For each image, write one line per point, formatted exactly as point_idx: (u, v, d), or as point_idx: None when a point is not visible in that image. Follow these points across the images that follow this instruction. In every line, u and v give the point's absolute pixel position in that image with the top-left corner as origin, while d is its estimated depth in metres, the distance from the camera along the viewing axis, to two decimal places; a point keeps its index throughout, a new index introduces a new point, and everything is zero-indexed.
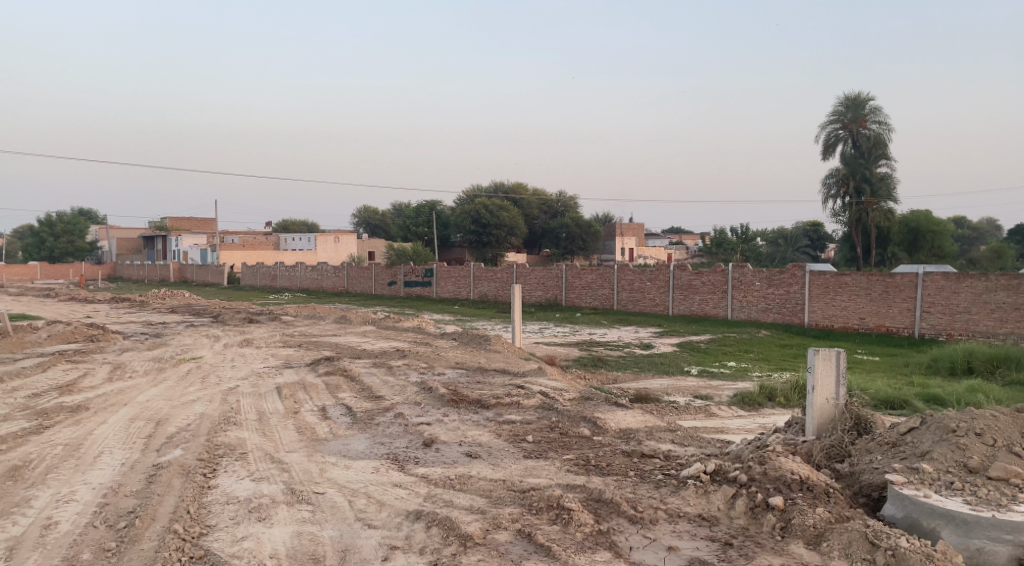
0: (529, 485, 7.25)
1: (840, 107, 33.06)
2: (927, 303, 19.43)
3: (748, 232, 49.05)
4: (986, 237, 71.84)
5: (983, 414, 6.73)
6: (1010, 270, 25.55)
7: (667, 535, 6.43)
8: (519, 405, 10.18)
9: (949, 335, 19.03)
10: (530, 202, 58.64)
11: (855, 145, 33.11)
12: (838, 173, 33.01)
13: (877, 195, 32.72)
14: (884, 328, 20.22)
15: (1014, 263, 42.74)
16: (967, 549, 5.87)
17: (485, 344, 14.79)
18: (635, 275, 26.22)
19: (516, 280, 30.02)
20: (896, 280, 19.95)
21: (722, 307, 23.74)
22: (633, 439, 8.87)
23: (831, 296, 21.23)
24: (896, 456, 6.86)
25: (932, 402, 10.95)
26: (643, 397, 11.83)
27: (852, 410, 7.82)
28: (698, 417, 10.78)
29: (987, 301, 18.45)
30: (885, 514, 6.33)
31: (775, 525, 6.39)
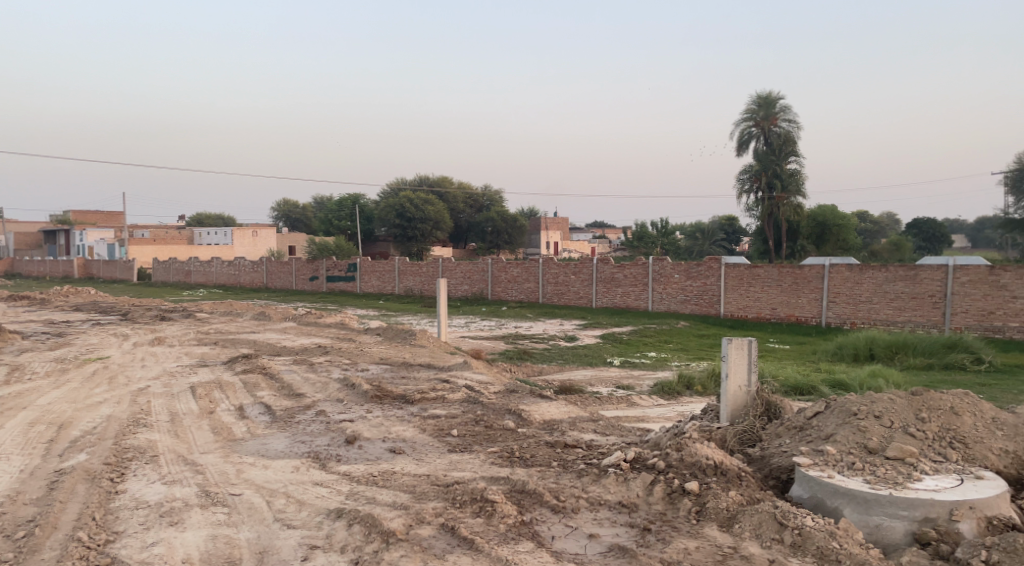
0: (453, 480, 7.32)
1: (752, 105, 34.05)
2: (832, 293, 20.26)
3: (668, 226, 50.19)
4: (888, 230, 75.25)
5: (881, 397, 7.16)
6: (908, 262, 26.95)
7: (588, 523, 6.60)
8: (443, 399, 10.24)
9: (853, 323, 19.93)
10: (456, 196, 58.46)
11: (766, 142, 34.12)
12: (751, 169, 33.97)
13: (788, 190, 33.73)
14: (794, 318, 20.98)
15: (913, 256, 45.00)
16: (867, 526, 6.18)
17: (410, 339, 14.76)
18: (559, 268, 26.53)
19: (442, 274, 30.01)
20: (805, 271, 20.74)
21: (644, 300, 24.25)
22: (556, 430, 9.03)
23: (746, 288, 21.89)
24: (803, 440, 7.22)
25: (837, 387, 11.47)
26: (568, 388, 12.03)
27: (762, 396, 8.15)
28: (621, 406, 11.04)
29: (887, 290, 19.39)
30: (793, 495, 6.65)
31: (690, 509, 6.64)
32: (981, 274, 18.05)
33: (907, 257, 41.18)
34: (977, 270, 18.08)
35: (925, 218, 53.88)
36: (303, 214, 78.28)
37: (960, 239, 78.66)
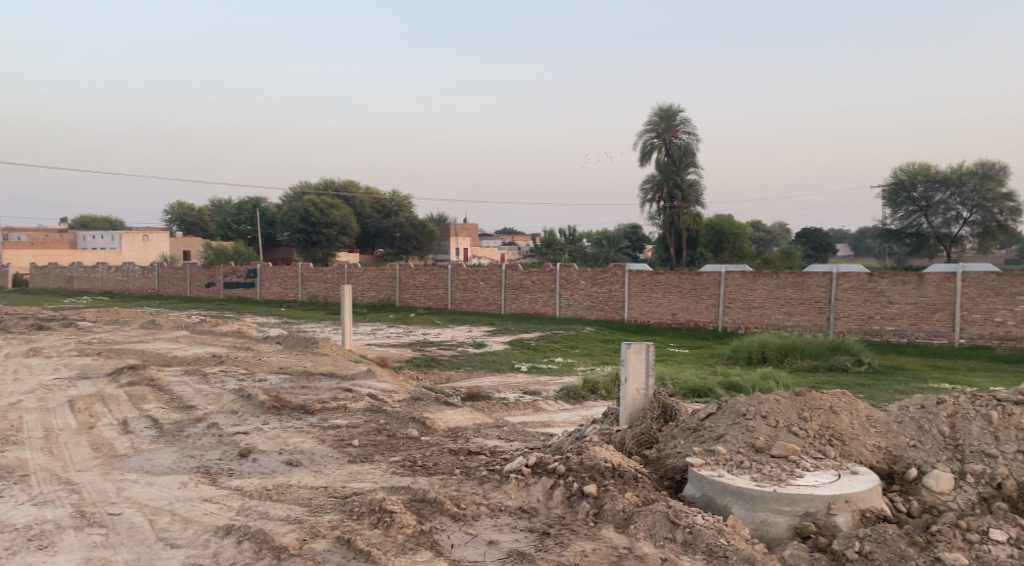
0: (351, 491, 7.22)
1: (654, 117, 34.88)
2: (728, 299, 20.99)
3: (575, 234, 51.09)
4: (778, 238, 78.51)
5: (767, 398, 7.50)
6: (795, 270, 28.35)
7: (488, 530, 6.62)
8: (345, 409, 10.10)
9: (747, 328, 20.68)
10: (363, 201, 57.74)
11: (668, 154, 35.00)
12: (653, 179, 34.79)
13: (688, 200, 34.77)
14: (692, 323, 21.57)
15: (801, 264, 47.30)
16: (754, 522, 6.41)
17: (312, 347, 14.49)
18: (468, 275, 26.54)
19: (348, 280, 29.63)
20: (703, 278, 21.39)
21: (551, 306, 24.50)
22: (460, 437, 9.03)
23: (648, 294, 22.39)
24: (696, 440, 7.45)
25: (732, 389, 11.85)
26: (475, 395, 12.03)
27: (659, 399, 8.33)
28: (527, 412, 11.10)
29: (778, 296, 20.28)
30: (687, 495, 6.85)
31: (588, 512, 6.72)
32: (862, 281, 19.12)
33: (795, 265, 43.29)
34: (857, 277, 19.18)
35: (813, 228, 56.22)
36: (199, 218, 75.93)
37: (843, 249, 82.51)
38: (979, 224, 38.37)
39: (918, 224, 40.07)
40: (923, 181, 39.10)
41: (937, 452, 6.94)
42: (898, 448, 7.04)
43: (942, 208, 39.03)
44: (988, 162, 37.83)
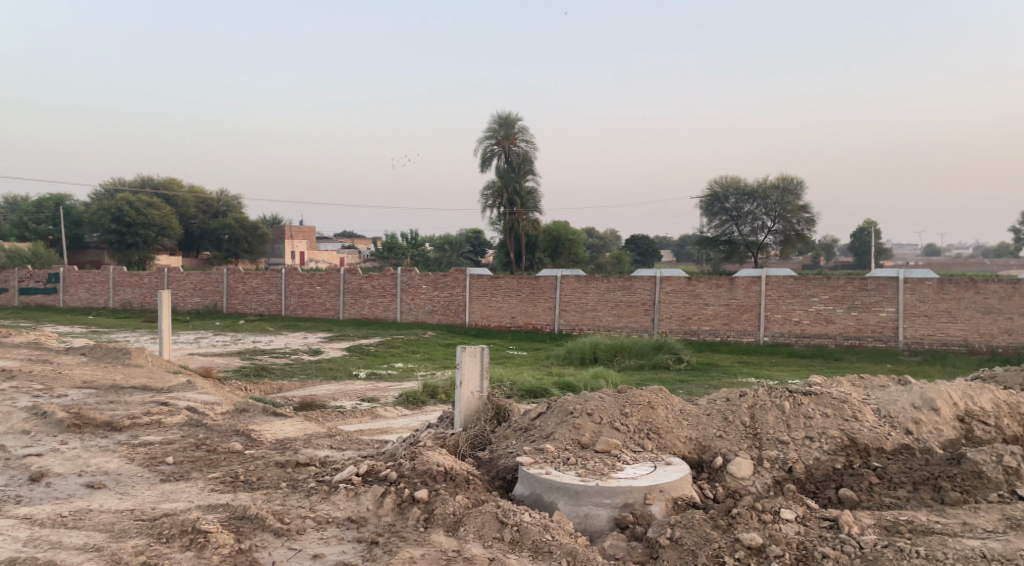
0: (161, 513, 6.72)
1: (492, 124, 35.18)
2: (564, 302, 21.47)
3: (417, 238, 50.48)
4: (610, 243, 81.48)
5: (592, 397, 7.79)
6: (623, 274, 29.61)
7: (313, 543, 6.33)
8: (159, 424, 9.44)
9: (581, 330, 21.23)
10: (185, 199, 54.19)
11: (507, 161, 35.41)
12: (493, 185, 35.10)
13: (526, 207, 35.30)
14: (531, 326, 21.90)
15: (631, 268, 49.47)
16: (577, 516, 6.52)
17: (124, 358, 13.49)
18: (303, 279, 25.72)
19: (168, 285, 28.00)
20: (541, 282, 21.77)
21: (392, 310, 24.17)
22: (288, 449, 8.63)
23: (488, 298, 22.52)
24: (526, 440, 7.50)
25: (565, 389, 12.05)
26: (308, 404, 11.59)
27: (493, 401, 8.30)
28: (364, 419, 10.81)
29: (608, 299, 20.96)
30: (516, 494, 6.86)
31: (419, 517, 6.57)
32: (681, 283, 20.20)
33: (625, 269, 45.32)
34: (679, 281, 20.22)
35: (641, 235, 58.73)
36: None
37: (666, 256, 86.63)
38: (781, 233, 41.49)
39: (730, 233, 42.66)
40: (734, 194, 41.77)
41: (739, 441, 7.65)
42: (706, 438, 7.65)
43: (750, 218, 41.94)
44: (788, 177, 41.03)
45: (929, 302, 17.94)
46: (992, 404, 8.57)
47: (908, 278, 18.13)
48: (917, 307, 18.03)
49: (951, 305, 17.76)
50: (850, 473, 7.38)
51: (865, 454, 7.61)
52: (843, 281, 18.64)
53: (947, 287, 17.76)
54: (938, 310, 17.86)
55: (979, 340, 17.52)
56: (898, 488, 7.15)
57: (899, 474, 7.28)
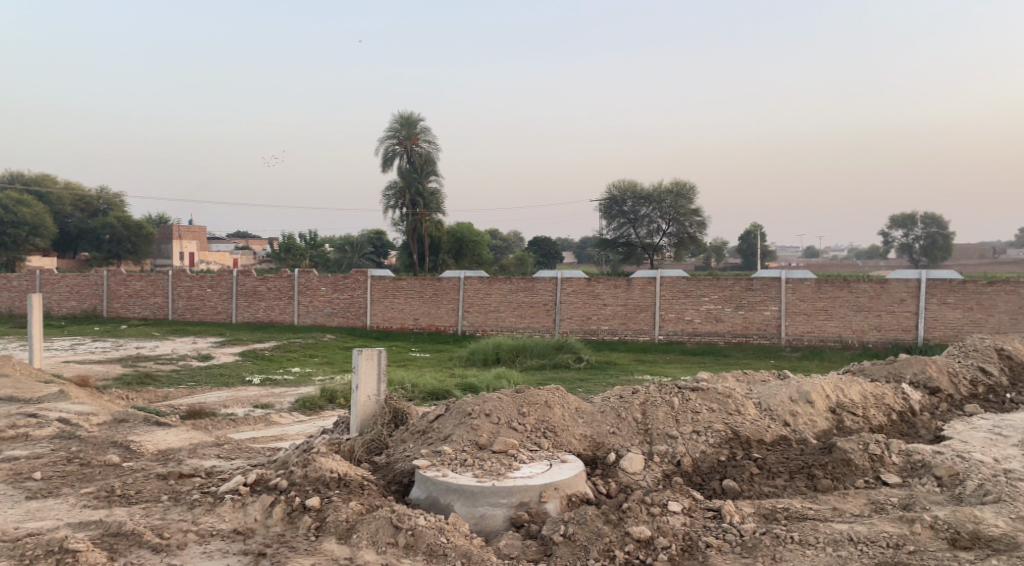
0: (26, 533, 6.42)
1: (394, 124, 34.86)
2: (467, 303, 21.52)
3: (316, 238, 49.47)
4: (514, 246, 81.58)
5: (491, 397, 7.86)
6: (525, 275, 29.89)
7: (196, 558, 6.17)
8: (27, 438, 8.99)
9: (484, 331, 21.33)
10: (60, 198, 52.69)
11: (409, 161, 35.15)
12: (395, 185, 34.74)
13: (429, 208, 35.15)
14: (434, 327, 21.86)
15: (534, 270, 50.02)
16: (473, 517, 6.58)
17: None
18: (192, 282, 24.90)
19: (41, 289, 26.68)
20: (444, 283, 21.76)
21: (289, 313, 23.69)
22: (171, 460, 8.37)
23: (390, 299, 22.34)
24: (424, 443, 7.51)
25: (468, 390, 12.08)
26: (197, 412, 11.25)
27: (390, 404, 8.25)
28: (256, 427, 10.57)
29: (511, 301, 21.13)
30: (412, 498, 6.87)
31: (310, 526, 6.49)
32: (581, 284, 20.55)
33: (528, 271, 45.78)
34: (580, 282, 20.56)
35: (544, 237, 59.38)
36: None
37: (569, 258, 87.88)
38: (675, 235, 42.89)
39: (628, 235, 43.57)
40: (631, 197, 42.79)
41: (631, 436, 7.89)
42: (600, 435, 7.86)
43: (647, 221, 43.10)
44: (679, 180, 42.46)
45: (808, 301, 18.89)
46: (860, 396, 9.19)
47: (789, 278, 19.02)
48: (797, 305, 18.96)
49: (828, 303, 18.74)
50: (733, 464, 7.75)
51: (747, 446, 8.06)
52: (730, 281, 19.41)
53: (824, 286, 18.74)
54: (816, 308, 18.82)
55: (852, 336, 18.57)
56: (775, 478, 7.52)
57: (777, 464, 7.69)
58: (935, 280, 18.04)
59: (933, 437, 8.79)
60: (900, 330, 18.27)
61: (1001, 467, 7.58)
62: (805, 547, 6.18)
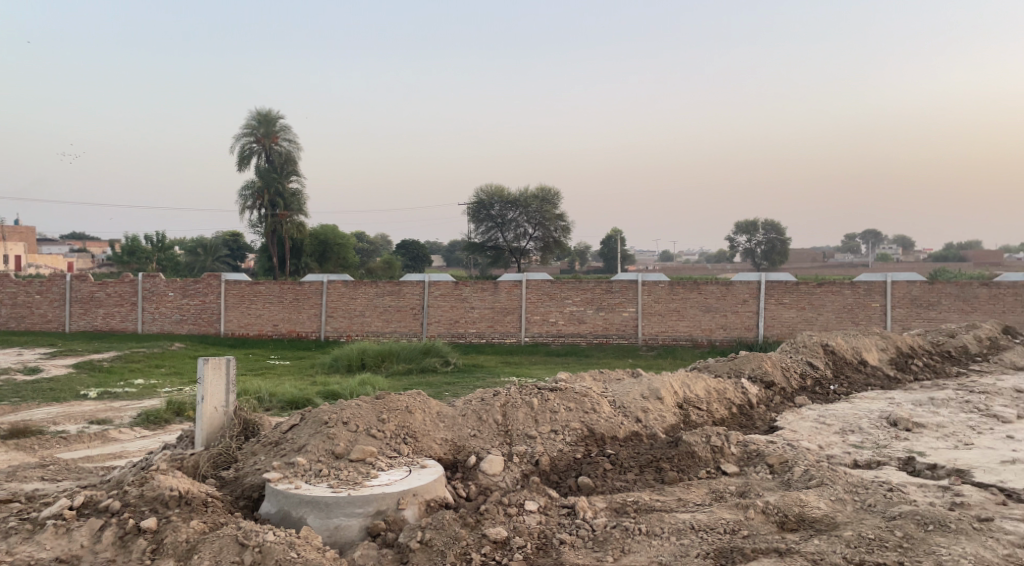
0: None
1: (251, 121, 33.68)
2: (331, 308, 21.12)
3: (165, 240, 47.51)
4: (380, 250, 80.43)
5: (348, 405, 7.74)
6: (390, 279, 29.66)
7: None
8: None
9: (348, 336, 20.98)
10: None
11: (267, 160, 34.10)
12: (253, 186, 33.46)
13: (290, 208, 34.29)
14: (295, 333, 21.29)
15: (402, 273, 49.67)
16: (328, 529, 6.48)
17: None
18: (18, 287, 23.27)
19: None
20: (304, 288, 21.27)
21: (131, 321, 22.49)
22: None
23: (247, 304, 21.62)
24: (276, 454, 7.32)
25: (330, 397, 11.84)
26: (22, 431, 10.50)
27: (240, 416, 7.99)
28: (91, 445, 9.98)
29: (377, 305, 20.90)
30: (263, 513, 6.69)
31: (146, 549, 6.17)
32: (449, 288, 20.56)
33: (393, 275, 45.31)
34: (447, 285, 20.57)
35: (411, 240, 59.03)
36: None
37: (436, 261, 87.77)
38: (541, 240, 43.68)
39: (496, 239, 44.00)
40: (498, 202, 43.17)
41: (491, 438, 7.98)
42: (460, 438, 7.89)
43: (513, 225, 43.66)
44: (545, 188, 43.20)
45: (663, 302, 19.68)
46: (704, 391, 9.69)
47: (646, 281, 19.75)
48: (652, 307, 19.72)
49: (680, 304, 19.59)
50: (588, 460, 7.99)
51: (601, 443, 8.34)
52: (591, 284, 19.95)
53: (676, 288, 19.57)
54: (670, 309, 19.64)
55: (701, 335, 19.48)
56: (627, 472, 7.80)
57: (628, 459, 7.99)
58: (773, 281, 19.21)
59: (767, 427, 9.37)
60: (743, 328, 19.33)
61: (824, 453, 8.18)
62: (650, 537, 6.46)
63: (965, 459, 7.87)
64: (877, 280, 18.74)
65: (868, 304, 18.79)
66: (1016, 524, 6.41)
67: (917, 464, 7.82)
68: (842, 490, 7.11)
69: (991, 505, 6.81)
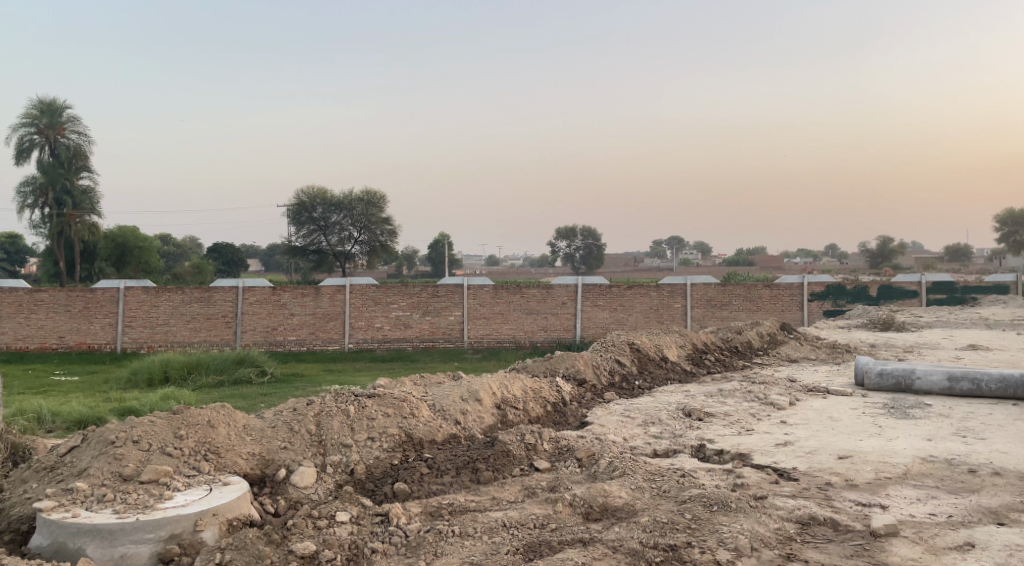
0: None
1: (31, 109, 30.44)
2: (128, 316, 19.75)
3: None
4: (187, 253, 75.98)
5: (140, 422, 7.20)
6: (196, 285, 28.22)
7: None
8: None
9: (150, 347, 19.72)
10: None
11: (52, 153, 31.04)
12: (34, 182, 30.58)
13: (79, 208, 31.84)
14: (85, 345, 19.74)
15: (213, 277, 47.40)
16: (111, 559, 6.01)
17: None
18: None
19: None
20: (97, 295, 19.75)
21: None
22: None
23: (27, 315, 19.78)
24: (51, 480, 6.70)
25: (126, 414, 11.00)
26: None
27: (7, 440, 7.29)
28: None
29: (183, 312, 19.75)
30: (33, 546, 6.11)
31: None
32: (265, 294, 19.77)
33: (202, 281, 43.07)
34: (262, 291, 19.78)
35: (223, 243, 56.37)
36: None
37: (252, 265, 84.43)
38: (366, 244, 43.12)
39: (318, 243, 42.66)
40: (321, 204, 42.04)
41: (304, 449, 7.68)
42: (269, 451, 7.54)
43: (337, 228, 42.67)
44: (371, 189, 42.56)
45: (487, 305, 19.91)
46: (521, 391, 9.84)
47: (470, 285, 19.88)
48: (477, 310, 19.90)
49: (504, 307, 19.90)
50: (405, 466, 7.89)
51: (419, 447, 8.25)
52: (416, 289, 19.84)
53: (500, 292, 19.86)
54: (494, 312, 19.90)
55: (524, 337, 19.90)
56: (444, 475, 7.76)
57: (445, 462, 7.96)
58: (589, 284, 19.90)
59: (578, 423, 9.66)
60: (561, 330, 19.91)
61: (627, 445, 8.53)
62: (464, 538, 6.45)
63: (746, 443, 8.45)
64: (678, 282, 19.89)
65: (672, 305, 19.90)
66: (786, 499, 6.95)
67: (707, 450, 8.34)
68: (642, 479, 7.42)
69: (766, 484, 7.35)
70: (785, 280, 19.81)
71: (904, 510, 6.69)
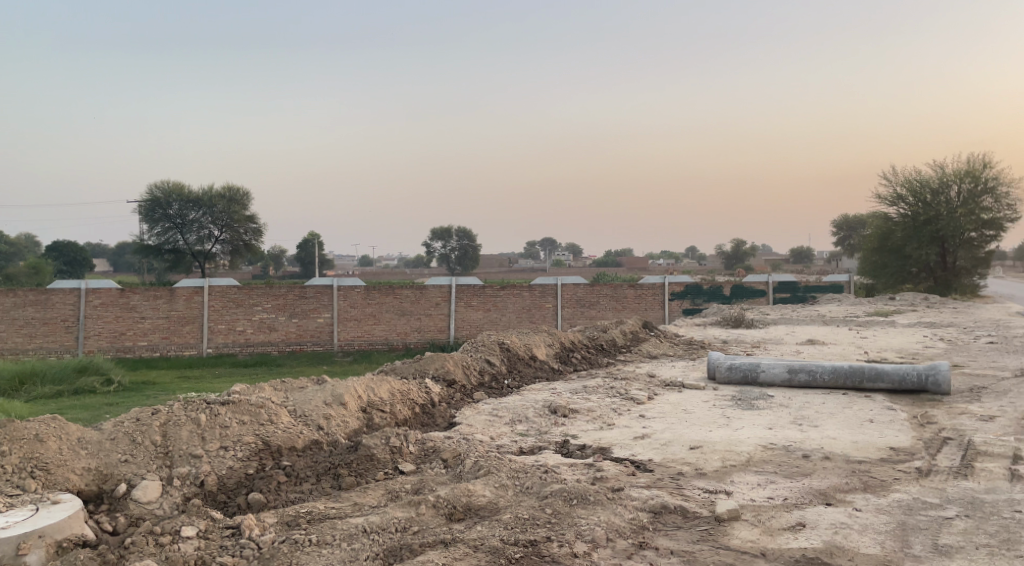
0: None
1: None
2: None
3: None
4: (25, 252, 70.70)
5: None
6: None
7: None
8: None
9: None
10: None
11: None
12: None
13: None
14: None
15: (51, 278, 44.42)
16: None
17: None
18: None
19: None
20: None
21: None
22: None
23: None
24: None
25: None
26: None
27: None
28: None
29: (15, 317, 18.33)
30: None
31: None
32: (112, 296, 18.63)
33: (40, 283, 40.31)
34: (108, 293, 18.63)
35: (64, 241, 52.77)
36: None
37: (101, 265, 79.57)
38: (228, 243, 41.53)
39: (174, 241, 40.63)
40: (177, 201, 39.50)
41: (147, 462, 7.22)
42: (108, 465, 7.04)
43: (195, 227, 40.57)
44: (233, 186, 40.77)
45: (358, 307, 19.53)
46: (388, 393, 9.66)
47: (340, 286, 19.44)
48: (348, 312, 19.48)
49: (376, 309, 19.58)
50: (261, 475, 7.56)
51: (278, 455, 7.93)
52: (283, 290, 19.19)
53: (372, 293, 19.52)
54: (365, 314, 19.54)
55: (397, 338, 19.65)
56: (303, 483, 7.50)
57: (305, 469, 7.70)
58: (463, 285, 19.86)
59: (447, 424, 9.57)
60: (435, 331, 19.79)
61: (493, 443, 8.51)
62: (321, 547, 6.21)
63: (606, 438, 8.60)
64: (549, 283, 20.14)
65: (543, 305, 20.14)
66: (641, 490, 7.10)
67: (570, 445, 8.42)
68: (505, 476, 7.40)
69: (624, 476, 7.49)
70: (649, 281, 20.44)
71: (746, 495, 6.97)
